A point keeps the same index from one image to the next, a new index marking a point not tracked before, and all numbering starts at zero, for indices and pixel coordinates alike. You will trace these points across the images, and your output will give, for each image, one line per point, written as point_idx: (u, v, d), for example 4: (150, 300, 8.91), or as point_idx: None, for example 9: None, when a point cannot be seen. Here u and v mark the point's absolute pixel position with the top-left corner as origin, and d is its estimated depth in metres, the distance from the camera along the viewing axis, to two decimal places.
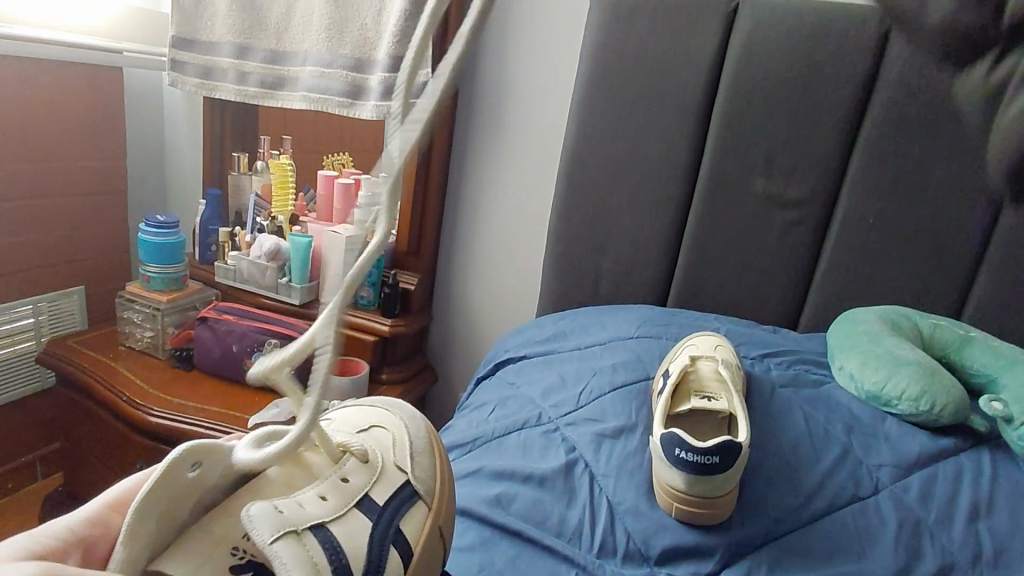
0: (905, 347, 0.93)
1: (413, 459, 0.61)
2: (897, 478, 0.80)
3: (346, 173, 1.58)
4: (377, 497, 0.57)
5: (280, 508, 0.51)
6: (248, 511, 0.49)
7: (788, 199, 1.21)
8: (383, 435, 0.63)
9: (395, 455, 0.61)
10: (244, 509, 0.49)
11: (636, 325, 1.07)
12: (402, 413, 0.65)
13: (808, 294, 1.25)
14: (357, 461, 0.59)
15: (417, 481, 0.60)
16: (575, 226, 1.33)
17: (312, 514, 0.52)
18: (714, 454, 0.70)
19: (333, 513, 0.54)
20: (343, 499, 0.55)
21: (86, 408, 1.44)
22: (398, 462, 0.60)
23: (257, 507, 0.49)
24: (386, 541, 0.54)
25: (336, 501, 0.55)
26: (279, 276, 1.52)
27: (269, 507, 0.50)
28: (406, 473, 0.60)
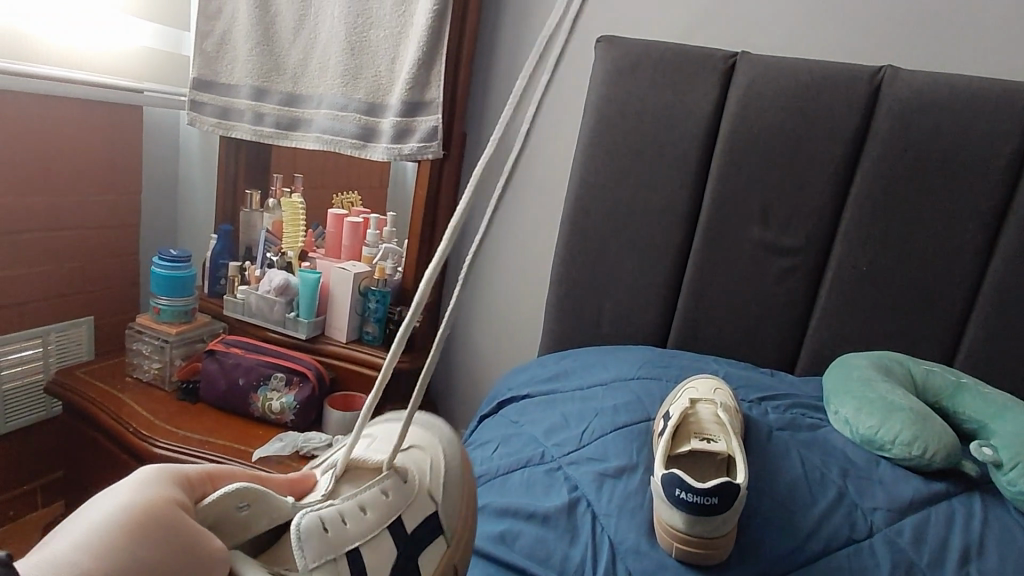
0: (899, 392, 0.96)
1: (446, 487, 0.60)
2: (892, 522, 0.81)
3: (355, 212, 1.63)
4: (408, 522, 0.57)
5: (325, 523, 0.53)
6: (297, 523, 0.51)
7: (784, 245, 1.25)
8: (419, 455, 0.61)
9: (430, 479, 0.60)
10: (294, 518, 0.52)
11: (637, 366, 1.10)
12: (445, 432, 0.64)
13: (805, 338, 1.28)
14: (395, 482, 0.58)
15: (445, 514, 0.59)
16: (578, 268, 1.37)
17: (353, 535, 0.54)
18: (713, 494, 0.72)
19: (369, 532, 0.54)
20: (383, 513, 0.56)
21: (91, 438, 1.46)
22: (431, 488, 0.60)
23: (304, 520, 0.52)
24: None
25: (372, 520, 0.55)
26: (287, 310, 1.56)
27: (317, 522, 0.52)
28: (438, 503, 0.59)
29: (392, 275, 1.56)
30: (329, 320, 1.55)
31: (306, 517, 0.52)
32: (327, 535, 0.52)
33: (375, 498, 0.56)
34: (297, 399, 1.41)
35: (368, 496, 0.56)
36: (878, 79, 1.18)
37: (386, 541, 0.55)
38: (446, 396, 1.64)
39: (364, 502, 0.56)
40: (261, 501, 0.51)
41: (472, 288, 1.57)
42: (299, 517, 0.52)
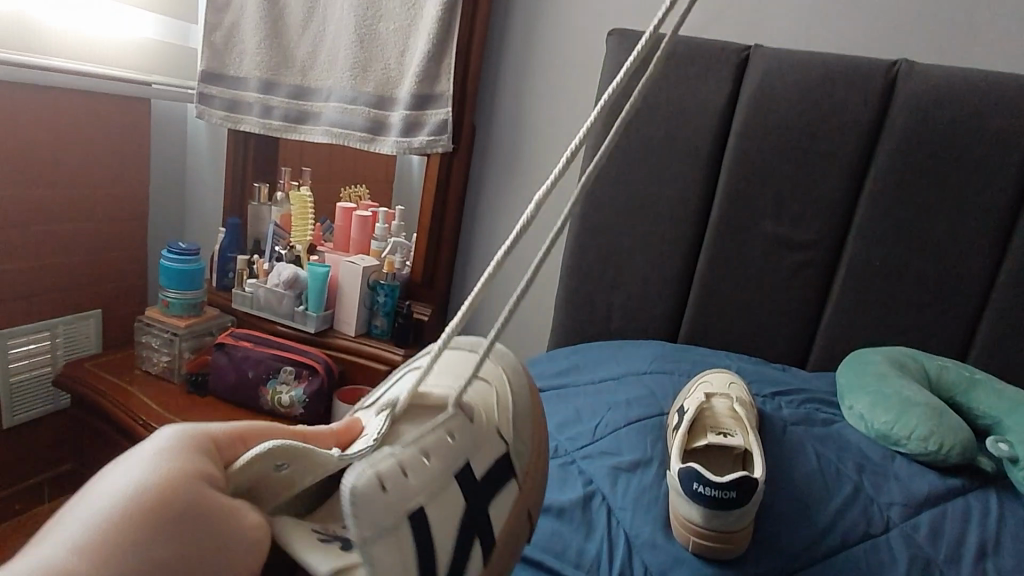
0: (914, 388, 0.96)
1: (510, 428, 0.67)
2: (907, 516, 0.81)
3: (363, 206, 1.63)
4: (478, 468, 0.61)
5: (382, 482, 0.50)
6: (347, 488, 0.48)
7: (796, 240, 1.24)
8: (482, 394, 0.67)
9: (495, 420, 0.66)
10: (344, 480, 0.48)
11: (649, 360, 1.10)
12: (505, 371, 0.71)
13: (817, 333, 1.28)
14: (457, 422, 0.61)
15: (514, 452, 0.66)
16: (588, 262, 1.36)
17: (415, 490, 0.53)
18: (731, 488, 0.72)
19: (438, 483, 0.56)
20: (445, 463, 0.58)
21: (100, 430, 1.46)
22: (498, 431, 0.66)
23: (358, 482, 0.48)
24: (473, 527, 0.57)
25: (439, 467, 0.57)
26: (296, 303, 1.55)
27: (373, 483, 0.49)
28: (506, 443, 0.66)
29: (400, 269, 1.55)
30: (337, 313, 1.55)
31: (358, 478, 0.49)
32: (384, 499, 0.49)
33: (439, 442, 0.58)
34: (306, 391, 1.41)
35: (433, 440, 0.58)
36: (893, 73, 1.17)
37: (454, 486, 0.57)
38: None
39: (426, 450, 0.57)
40: (303, 459, 0.49)
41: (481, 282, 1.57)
42: (349, 478, 0.49)
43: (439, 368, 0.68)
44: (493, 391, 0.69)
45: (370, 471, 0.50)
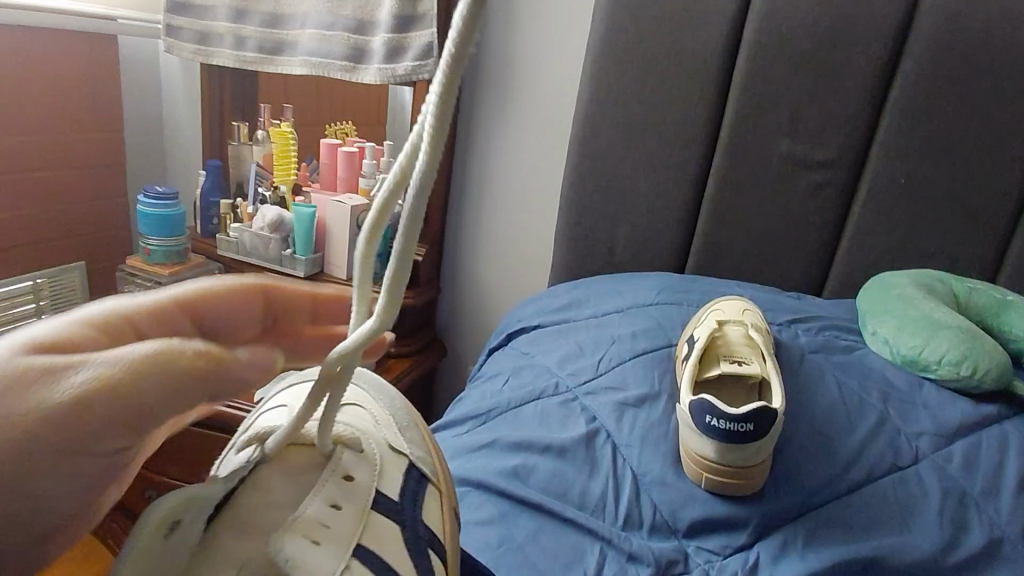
0: (944, 310, 0.88)
1: (408, 436, 0.46)
2: (938, 447, 0.75)
3: (350, 142, 1.51)
4: (390, 490, 0.42)
5: (311, 536, 0.37)
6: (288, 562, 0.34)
7: (814, 159, 1.15)
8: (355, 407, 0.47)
9: (384, 433, 0.45)
10: (275, 552, 0.35)
11: (656, 291, 1.02)
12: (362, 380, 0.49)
13: (835, 259, 1.20)
14: (351, 451, 0.42)
15: (420, 460, 0.46)
16: (589, 193, 1.27)
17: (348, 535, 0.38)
18: (748, 421, 0.67)
19: (359, 531, 0.39)
20: (358, 504, 0.40)
21: None
22: (391, 440, 0.45)
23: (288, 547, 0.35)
24: (423, 548, 0.41)
25: (355, 508, 0.40)
26: (284, 247, 1.47)
27: (303, 541, 0.36)
28: (407, 454, 0.45)
29: None
30: (327, 257, 1.46)
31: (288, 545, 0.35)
32: (324, 549, 0.37)
33: (337, 483, 0.40)
34: None
35: (331, 483, 0.40)
36: None
37: (380, 524, 0.40)
38: (452, 333, 1.57)
39: (332, 495, 0.40)
40: (195, 504, 0.33)
41: (475, 219, 1.48)
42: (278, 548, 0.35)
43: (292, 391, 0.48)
44: (373, 394, 0.48)
45: (293, 528, 0.36)
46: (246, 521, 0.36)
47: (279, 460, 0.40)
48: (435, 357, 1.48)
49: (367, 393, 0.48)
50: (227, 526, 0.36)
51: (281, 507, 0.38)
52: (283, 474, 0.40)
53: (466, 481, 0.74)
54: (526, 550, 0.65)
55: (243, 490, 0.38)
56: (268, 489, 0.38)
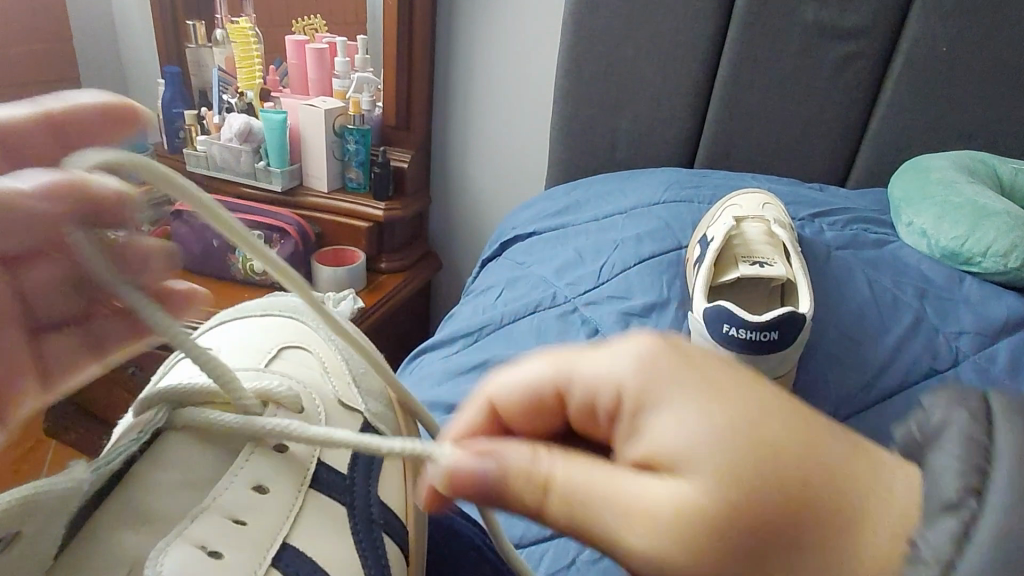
0: (991, 195, 0.77)
1: (362, 389, 0.48)
2: (981, 346, 0.68)
3: (319, 39, 1.27)
4: (336, 463, 0.42)
5: (206, 543, 0.35)
6: None
7: (844, 27, 1.00)
8: (309, 363, 0.49)
9: (333, 386, 0.47)
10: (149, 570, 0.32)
11: (663, 188, 0.91)
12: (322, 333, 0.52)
13: (862, 142, 1.08)
14: (289, 411, 0.43)
15: (376, 420, 0.46)
16: (588, 82, 1.12)
17: (265, 533, 0.37)
18: (772, 329, 0.59)
19: (285, 520, 0.38)
20: (286, 484, 0.40)
21: None
22: (341, 397, 0.46)
23: (176, 554, 0.33)
24: (372, 526, 0.40)
25: (282, 490, 0.39)
26: (256, 159, 1.24)
27: (194, 549, 0.34)
28: (362, 413, 0.46)
29: (370, 109, 1.22)
30: (304, 169, 1.24)
31: (168, 559, 0.33)
32: (228, 560, 0.35)
33: (259, 459, 0.40)
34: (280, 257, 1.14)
35: (252, 463, 0.39)
36: None
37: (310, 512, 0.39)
38: (446, 246, 1.47)
39: (254, 476, 0.39)
40: (55, 511, 0.31)
41: (464, 119, 1.34)
42: (156, 564, 0.33)
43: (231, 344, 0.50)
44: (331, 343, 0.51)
45: (185, 536, 0.35)
46: (141, 509, 0.36)
47: (187, 428, 0.39)
48: (430, 272, 1.38)
49: (319, 336, 0.52)
50: (111, 514, 0.35)
51: (190, 486, 0.38)
52: (191, 448, 0.39)
53: (456, 408, 0.67)
54: None
55: (140, 468, 0.37)
56: (176, 465, 0.38)
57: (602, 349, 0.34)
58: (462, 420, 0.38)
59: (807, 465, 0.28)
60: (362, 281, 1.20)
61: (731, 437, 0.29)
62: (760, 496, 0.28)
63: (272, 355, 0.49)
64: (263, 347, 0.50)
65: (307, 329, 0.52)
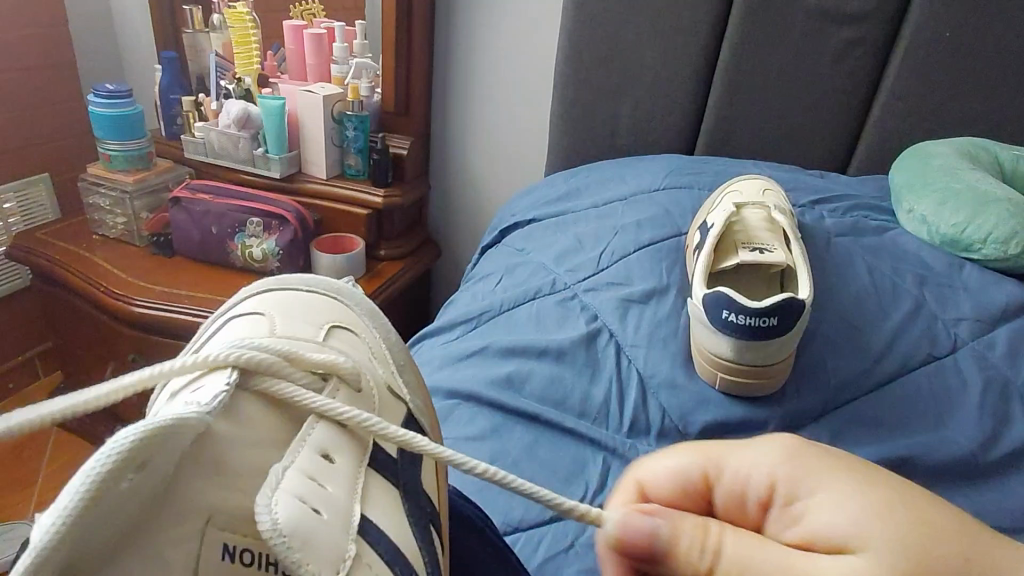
0: (991, 182, 0.77)
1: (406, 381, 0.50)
2: (979, 333, 0.68)
3: (318, 24, 1.26)
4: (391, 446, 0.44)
5: (306, 498, 0.36)
6: (278, 528, 0.34)
7: (847, 11, 0.99)
8: (355, 342, 0.50)
9: (381, 372, 0.49)
10: (264, 521, 0.34)
11: (663, 174, 0.91)
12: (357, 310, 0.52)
13: (864, 129, 1.07)
14: (351, 388, 0.44)
15: (417, 411, 0.49)
16: (588, 68, 1.12)
17: (343, 498, 0.39)
18: (772, 314, 0.60)
19: (357, 490, 0.40)
20: (355, 457, 0.41)
21: (54, 305, 1.22)
22: (390, 384, 0.48)
23: (282, 510, 0.34)
24: (423, 514, 0.43)
25: (350, 462, 0.40)
26: (255, 146, 1.23)
27: (298, 503, 0.35)
28: (406, 402, 0.48)
29: (369, 96, 1.22)
30: (303, 156, 1.24)
31: (279, 509, 0.34)
32: (325, 519, 0.36)
33: (330, 428, 0.40)
34: (279, 243, 1.14)
35: (324, 430, 0.40)
36: None
37: (375, 487, 0.41)
38: (446, 233, 1.46)
39: (323, 443, 0.39)
40: (159, 451, 0.32)
41: (463, 105, 1.33)
42: (269, 514, 0.34)
43: (283, 307, 0.50)
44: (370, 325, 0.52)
45: (282, 490, 0.36)
46: (221, 462, 0.37)
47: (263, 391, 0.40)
48: (429, 260, 1.37)
49: (364, 319, 0.52)
50: (198, 466, 0.36)
51: (264, 446, 0.39)
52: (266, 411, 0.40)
53: (456, 393, 0.68)
54: (520, 466, 0.60)
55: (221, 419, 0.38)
56: (247, 423, 0.39)
57: (741, 445, 0.39)
58: (617, 497, 0.40)
59: (961, 544, 0.32)
60: (361, 267, 1.20)
61: (886, 499, 0.34)
62: (934, 551, 0.32)
63: (323, 328, 0.49)
64: (315, 319, 0.49)
65: (353, 311, 0.52)
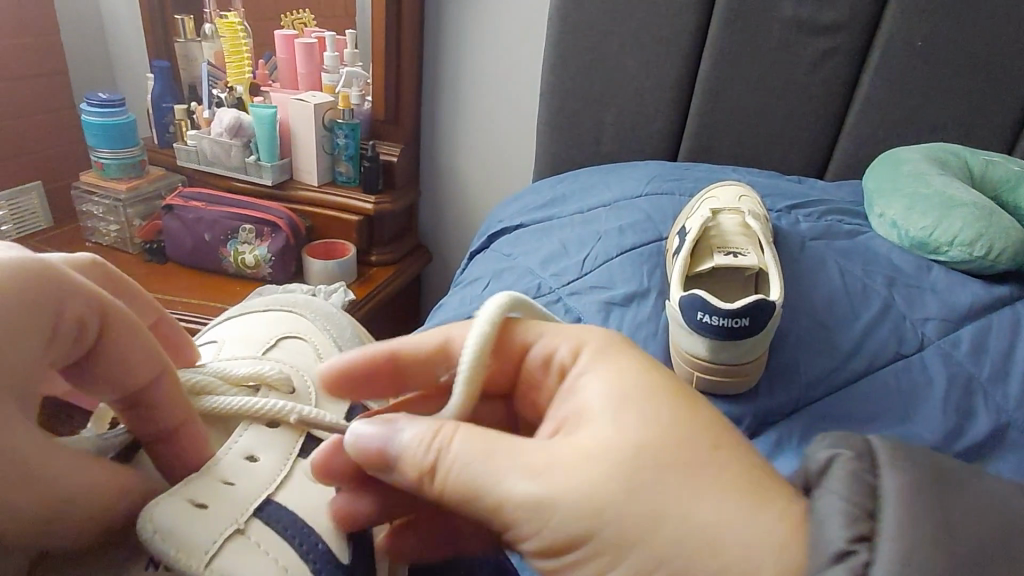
0: (959, 186, 0.80)
1: None
2: (945, 332, 0.71)
3: (309, 34, 1.27)
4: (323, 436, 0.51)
5: (197, 497, 0.41)
6: (152, 523, 0.38)
7: (822, 22, 1.02)
8: (305, 345, 0.59)
9: None
10: (142, 516, 0.38)
11: (645, 181, 0.94)
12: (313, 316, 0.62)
13: (840, 136, 1.10)
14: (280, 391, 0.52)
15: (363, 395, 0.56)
16: (573, 76, 1.14)
17: (246, 497, 0.44)
18: (743, 316, 0.62)
19: (271, 483, 0.45)
20: (277, 452, 0.47)
21: None
22: None
23: (173, 504, 0.40)
24: None
25: (273, 457, 0.47)
26: (246, 154, 1.25)
27: (185, 502, 0.40)
28: None
29: (360, 104, 1.24)
30: (294, 163, 1.25)
31: (157, 516, 0.38)
32: (214, 512, 0.41)
33: (256, 431, 0.48)
34: (270, 250, 1.16)
35: (248, 436, 0.47)
36: None
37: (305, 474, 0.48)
38: (435, 239, 1.48)
39: (247, 447, 0.47)
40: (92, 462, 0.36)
41: (453, 112, 1.35)
42: (151, 510, 0.39)
43: (241, 333, 0.60)
44: (321, 325, 0.62)
45: (176, 490, 0.41)
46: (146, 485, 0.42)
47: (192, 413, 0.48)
48: (419, 265, 1.39)
49: (317, 327, 0.61)
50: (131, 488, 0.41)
51: None
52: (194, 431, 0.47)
53: None
54: None
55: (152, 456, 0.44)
56: None
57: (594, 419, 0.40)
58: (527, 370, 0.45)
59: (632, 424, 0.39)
60: (352, 273, 1.22)
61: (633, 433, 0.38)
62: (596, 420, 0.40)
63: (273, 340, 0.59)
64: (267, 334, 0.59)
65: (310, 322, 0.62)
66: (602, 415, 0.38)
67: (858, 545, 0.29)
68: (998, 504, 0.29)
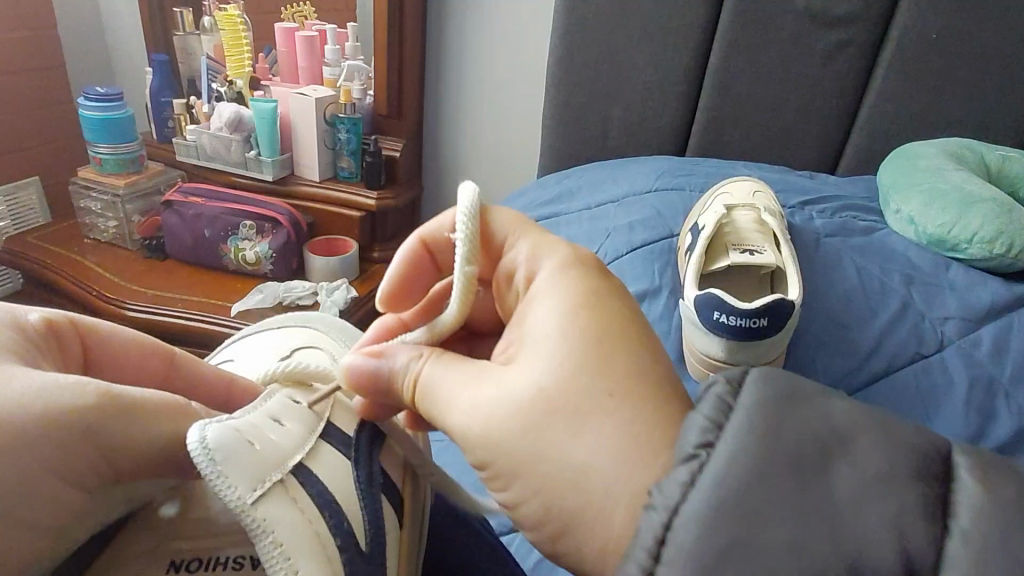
0: (978, 182, 0.78)
1: None
2: (965, 331, 0.69)
3: (310, 27, 1.25)
4: (345, 426, 0.44)
5: (245, 432, 0.38)
6: (203, 444, 0.36)
7: (835, 14, 1.00)
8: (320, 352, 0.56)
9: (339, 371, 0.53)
10: (193, 436, 0.36)
11: (656, 176, 0.92)
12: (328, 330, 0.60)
13: (853, 130, 1.08)
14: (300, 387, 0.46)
15: None
16: (580, 69, 1.12)
17: (290, 446, 0.40)
18: (761, 316, 0.60)
19: (306, 443, 0.41)
20: (306, 425, 0.42)
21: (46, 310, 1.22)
22: None
23: (221, 438, 0.37)
24: (375, 489, 0.41)
25: (301, 426, 0.42)
26: (246, 149, 1.23)
27: (235, 435, 0.38)
28: None
29: (362, 98, 1.22)
30: (296, 158, 1.23)
31: (211, 429, 0.37)
32: (260, 451, 0.38)
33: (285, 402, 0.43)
34: (271, 246, 1.14)
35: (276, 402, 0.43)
36: None
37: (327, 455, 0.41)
38: None
39: (278, 410, 0.42)
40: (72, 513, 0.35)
41: (456, 107, 1.33)
42: (201, 432, 0.37)
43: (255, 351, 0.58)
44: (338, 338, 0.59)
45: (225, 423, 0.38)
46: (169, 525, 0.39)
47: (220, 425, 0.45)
48: None
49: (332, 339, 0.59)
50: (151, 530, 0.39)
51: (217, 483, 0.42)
52: None
53: None
54: None
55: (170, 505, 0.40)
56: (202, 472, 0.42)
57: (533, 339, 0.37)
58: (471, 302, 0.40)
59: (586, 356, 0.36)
60: (355, 270, 1.20)
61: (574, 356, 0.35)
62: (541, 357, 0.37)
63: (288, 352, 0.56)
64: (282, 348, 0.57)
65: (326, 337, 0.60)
66: (537, 354, 0.36)
67: (703, 451, 0.28)
68: (837, 422, 0.27)
